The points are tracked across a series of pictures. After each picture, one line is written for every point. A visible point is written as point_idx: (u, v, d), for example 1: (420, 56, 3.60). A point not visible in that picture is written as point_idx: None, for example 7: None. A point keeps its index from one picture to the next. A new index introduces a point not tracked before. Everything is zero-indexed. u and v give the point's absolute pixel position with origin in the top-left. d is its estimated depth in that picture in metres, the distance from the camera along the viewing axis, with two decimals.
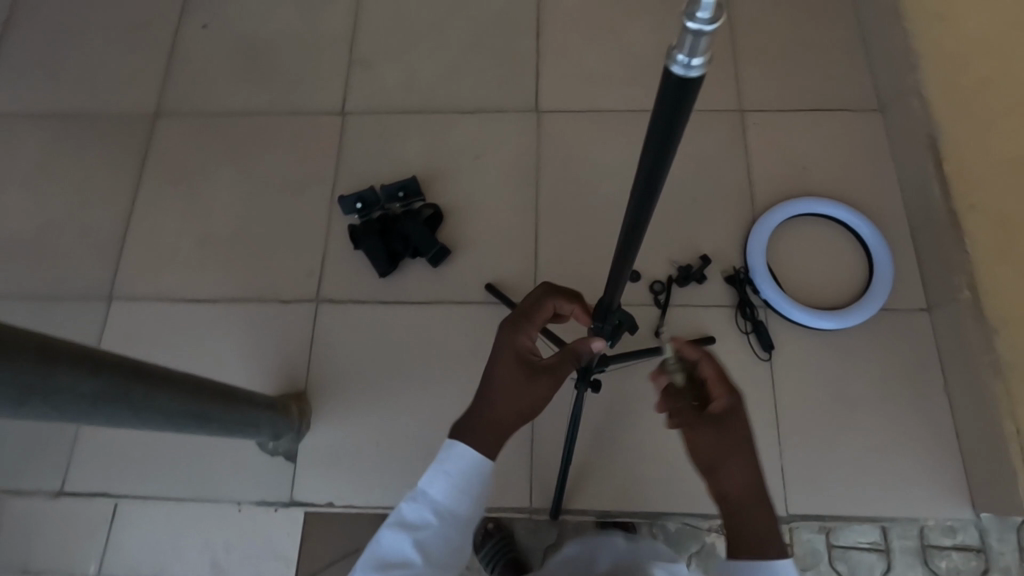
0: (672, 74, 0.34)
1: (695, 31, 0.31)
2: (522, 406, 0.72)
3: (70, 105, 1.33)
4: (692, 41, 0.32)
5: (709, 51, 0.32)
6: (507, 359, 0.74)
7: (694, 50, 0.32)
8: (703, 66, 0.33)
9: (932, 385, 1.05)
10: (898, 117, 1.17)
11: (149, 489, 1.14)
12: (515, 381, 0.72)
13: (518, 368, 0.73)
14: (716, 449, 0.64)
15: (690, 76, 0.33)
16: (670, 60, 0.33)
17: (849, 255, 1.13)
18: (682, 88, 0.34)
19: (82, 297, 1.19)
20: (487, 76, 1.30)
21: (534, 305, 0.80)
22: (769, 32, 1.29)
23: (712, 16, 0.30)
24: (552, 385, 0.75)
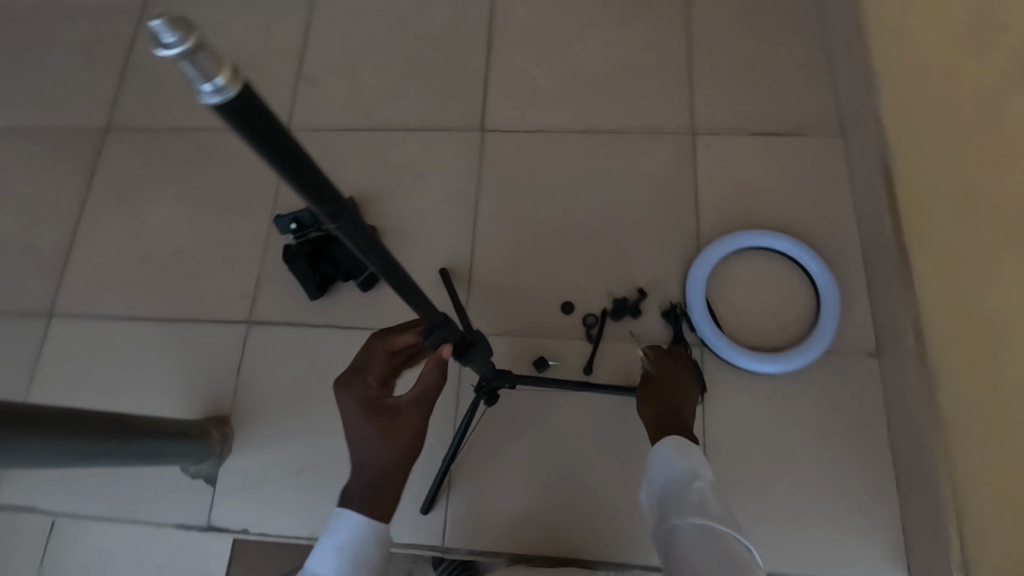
0: (212, 104, 0.32)
1: (181, 60, 0.29)
2: (400, 449, 0.70)
3: (26, 119, 1.34)
4: (194, 67, 0.30)
5: (224, 65, 0.31)
6: (356, 421, 0.72)
7: (206, 74, 0.30)
8: (231, 82, 0.32)
9: (875, 435, 0.99)
10: (858, 144, 1.10)
11: (76, 507, 1.15)
12: (377, 434, 0.70)
13: (374, 420, 0.71)
14: (645, 393, 0.93)
15: (228, 97, 0.32)
16: (198, 94, 0.32)
17: (795, 290, 1.07)
18: (238, 109, 0.33)
19: (27, 314, 1.21)
20: (432, 93, 1.26)
21: (366, 355, 0.76)
22: (731, 47, 1.22)
23: (178, 35, 0.29)
24: (422, 414, 0.73)
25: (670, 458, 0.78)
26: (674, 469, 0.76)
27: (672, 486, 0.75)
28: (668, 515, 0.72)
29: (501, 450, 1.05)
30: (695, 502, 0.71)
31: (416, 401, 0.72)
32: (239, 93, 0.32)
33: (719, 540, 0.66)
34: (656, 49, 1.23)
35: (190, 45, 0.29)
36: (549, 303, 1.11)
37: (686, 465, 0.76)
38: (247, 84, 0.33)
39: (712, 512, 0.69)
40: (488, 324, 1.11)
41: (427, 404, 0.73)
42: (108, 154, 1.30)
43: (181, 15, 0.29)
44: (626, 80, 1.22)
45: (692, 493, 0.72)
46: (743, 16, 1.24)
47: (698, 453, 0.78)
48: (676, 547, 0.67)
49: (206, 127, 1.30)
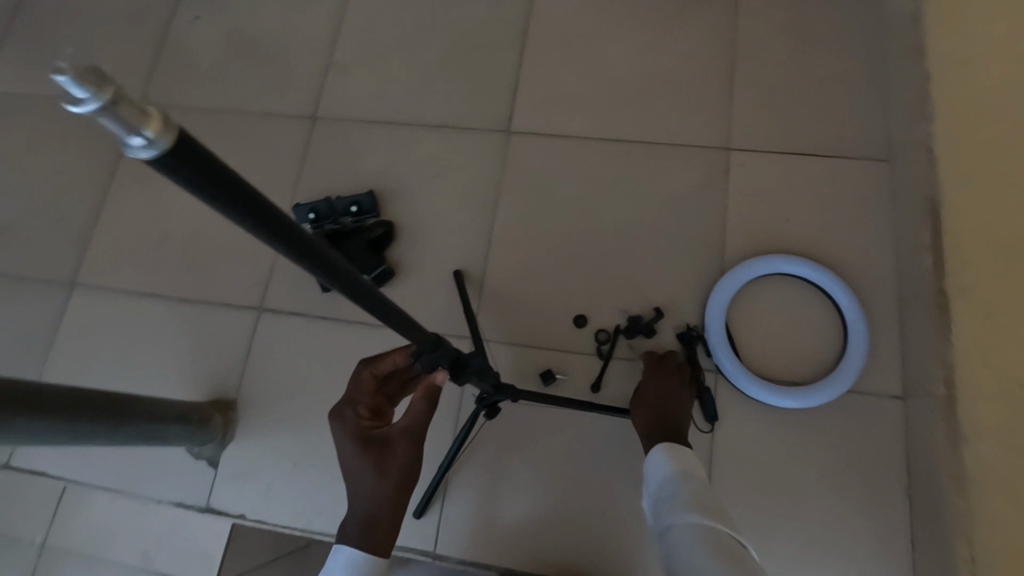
0: (144, 157, 0.31)
1: (100, 114, 0.28)
2: (394, 481, 0.70)
3: (61, 90, 1.36)
4: (117, 122, 0.29)
5: (150, 115, 0.30)
6: (350, 453, 0.73)
7: (131, 127, 0.29)
8: (161, 132, 0.30)
9: (894, 485, 0.93)
10: (904, 174, 1.03)
11: (84, 476, 1.17)
12: (369, 466, 0.71)
13: (366, 451, 0.72)
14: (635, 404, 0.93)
15: (160, 147, 0.31)
16: (126, 148, 0.30)
17: (821, 322, 1.02)
18: (172, 158, 0.31)
19: (49, 282, 1.23)
20: (461, 91, 1.23)
21: (357, 387, 0.79)
22: (775, 61, 1.16)
23: (89, 88, 0.27)
24: (414, 444, 0.73)
25: (662, 462, 0.77)
26: (666, 473, 0.75)
27: (665, 489, 0.73)
28: (662, 517, 0.69)
29: (500, 460, 1.04)
30: (689, 500, 0.69)
31: (407, 431, 0.73)
32: (170, 141, 0.31)
33: (715, 534, 0.64)
34: (696, 59, 1.18)
35: (104, 99, 0.28)
36: (561, 315, 1.08)
37: (678, 468, 0.75)
38: (179, 130, 0.31)
39: (706, 506, 0.67)
40: (497, 332, 1.09)
41: (418, 434, 0.73)
42: None
43: (93, 67, 0.28)
44: (661, 90, 1.17)
45: (685, 491, 0.70)
46: (791, 30, 1.17)
47: (689, 456, 0.77)
48: (673, 547, 0.65)
49: (233, 109, 1.30)
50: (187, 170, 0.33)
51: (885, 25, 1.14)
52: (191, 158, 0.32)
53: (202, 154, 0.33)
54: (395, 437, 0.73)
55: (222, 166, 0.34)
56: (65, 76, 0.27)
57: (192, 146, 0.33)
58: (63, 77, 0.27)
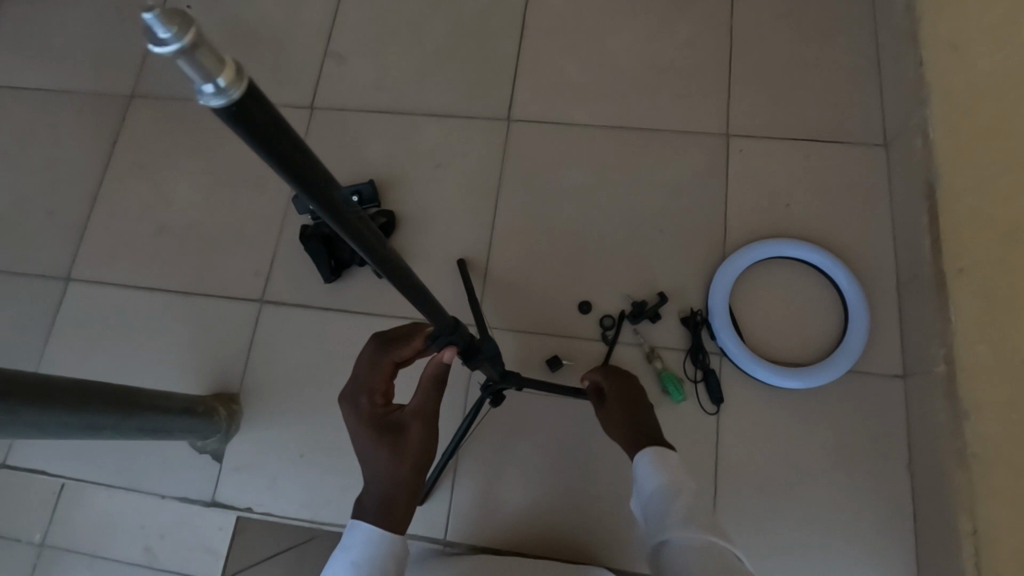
0: (213, 106, 0.30)
1: (178, 57, 0.28)
2: (410, 461, 0.68)
3: (51, 81, 1.34)
4: (194, 65, 0.28)
5: (223, 63, 0.29)
6: (364, 436, 0.70)
7: (206, 74, 0.29)
8: (234, 82, 0.30)
9: (895, 461, 0.96)
10: (901, 157, 1.05)
11: (80, 472, 1.14)
12: (386, 447, 0.69)
13: (382, 433, 0.70)
14: (607, 414, 0.89)
15: (231, 97, 0.30)
16: (197, 92, 0.30)
17: (822, 304, 1.04)
18: (239, 110, 0.31)
19: (43, 276, 1.21)
20: (461, 79, 1.23)
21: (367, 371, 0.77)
22: (773, 47, 1.17)
23: (173, 28, 0.27)
24: (427, 426, 0.71)
25: (648, 475, 0.73)
26: (655, 485, 0.71)
27: (654, 503, 0.70)
28: (655, 534, 0.66)
29: (509, 446, 1.04)
30: (681, 515, 0.65)
31: (421, 413, 0.72)
32: (240, 93, 0.31)
33: (713, 550, 0.60)
34: (695, 47, 1.19)
35: (186, 41, 0.27)
36: (566, 302, 1.09)
37: (668, 479, 0.71)
38: (249, 81, 0.31)
39: (699, 520, 0.64)
40: (502, 319, 1.09)
41: (432, 415, 0.72)
42: (131, 122, 1.29)
43: (178, 8, 0.27)
44: (661, 77, 1.18)
45: (678, 506, 0.67)
46: (788, 17, 1.19)
47: (676, 460, 0.74)
48: (669, 567, 0.61)
49: None
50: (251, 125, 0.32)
51: (879, 12, 1.16)
52: (258, 113, 0.32)
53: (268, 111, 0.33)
54: (410, 420, 0.71)
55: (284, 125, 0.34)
56: (152, 15, 0.26)
57: (259, 102, 0.32)
58: (150, 16, 0.26)
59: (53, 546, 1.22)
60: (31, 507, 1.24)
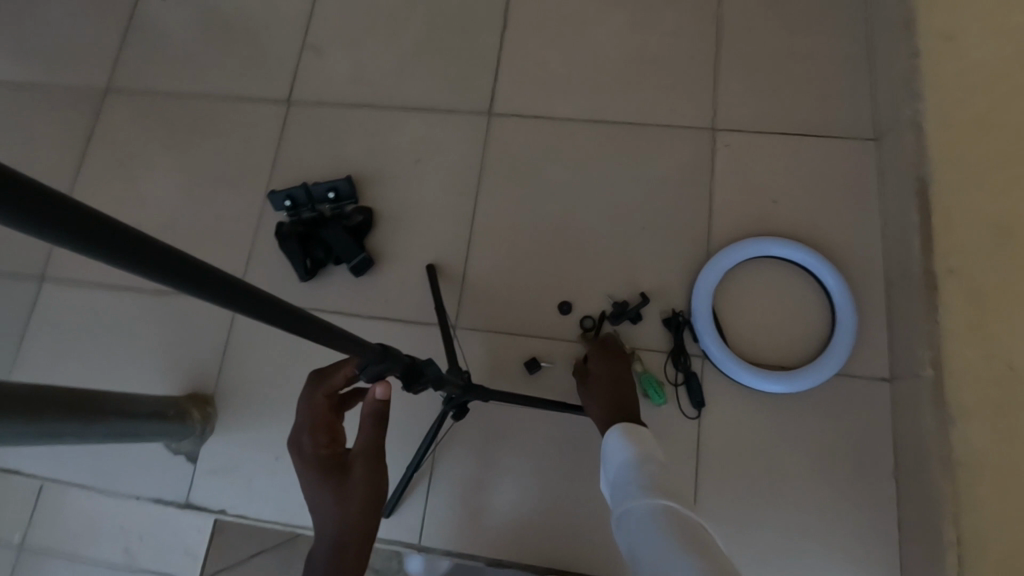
0: None
1: None
2: (358, 509, 0.63)
3: (26, 76, 1.31)
4: None
5: None
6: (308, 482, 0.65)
7: None
8: None
9: (881, 467, 0.93)
10: (892, 151, 1.02)
11: (57, 472, 1.13)
12: (329, 496, 0.64)
13: (326, 481, 0.64)
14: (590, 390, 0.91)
15: None
16: None
17: (808, 305, 1.01)
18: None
19: (18, 275, 1.20)
20: (440, 71, 1.20)
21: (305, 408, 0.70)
22: (762, 37, 1.13)
23: None
24: (375, 465, 0.66)
25: (619, 449, 0.74)
26: (625, 458, 0.72)
27: (622, 473, 0.70)
28: (620, 502, 0.66)
29: (485, 451, 1.02)
30: (646, 482, 0.66)
31: (365, 451, 0.66)
32: None
33: (673, 513, 0.60)
34: (681, 37, 1.15)
35: None
36: (546, 302, 1.06)
37: (637, 451, 0.72)
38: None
39: (661, 486, 0.64)
40: (480, 320, 1.07)
41: (378, 454, 0.66)
42: (106, 117, 1.27)
43: None
44: (646, 70, 1.14)
45: (643, 475, 0.67)
46: (778, 6, 1.14)
47: (648, 436, 0.74)
48: (631, 531, 0.61)
49: (205, 93, 1.26)
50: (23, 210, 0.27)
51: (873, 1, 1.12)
52: (14, 191, 0.26)
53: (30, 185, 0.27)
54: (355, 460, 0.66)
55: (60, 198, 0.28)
56: None
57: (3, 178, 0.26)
58: None
59: (34, 547, 1.22)
60: (10, 509, 1.23)
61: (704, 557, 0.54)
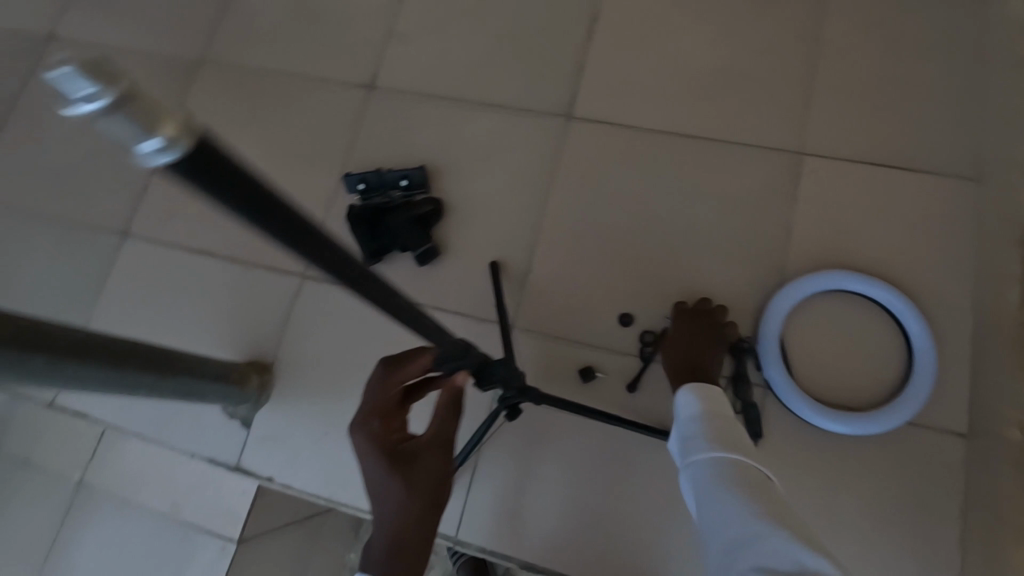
0: (157, 162, 0.28)
1: (102, 115, 0.26)
2: (426, 503, 0.60)
3: (127, 41, 1.38)
4: (119, 122, 0.26)
5: (164, 115, 0.27)
6: (372, 467, 0.62)
7: (146, 127, 0.27)
8: (172, 139, 0.28)
9: (946, 525, 0.88)
10: (994, 195, 0.95)
11: (120, 419, 1.19)
12: (396, 484, 0.60)
13: (394, 467, 0.61)
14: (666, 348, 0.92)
15: (167, 156, 0.28)
16: (137, 152, 0.28)
17: (885, 346, 0.96)
18: (190, 165, 0.29)
19: (103, 230, 1.26)
20: (522, 69, 1.19)
21: (374, 388, 0.66)
22: (861, 61, 1.08)
23: (98, 85, 0.26)
24: (445, 457, 0.64)
25: (689, 406, 0.76)
26: (691, 414, 0.75)
27: (688, 427, 0.74)
28: (687, 452, 0.70)
29: (529, 454, 1.02)
30: (713, 436, 0.69)
31: (436, 442, 0.63)
32: (188, 151, 0.29)
33: (742, 468, 0.64)
34: (775, 54, 1.11)
35: (113, 96, 0.26)
36: (607, 312, 1.05)
37: (704, 408, 0.75)
38: (198, 135, 0.29)
39: (730, 442, 0.68)
40: (538, 322, 1.06)
41: (449, 447, 0.64)
42: (197, 87, 1.32)
43: (96, 63, 0.26)
44: (733, 85, 1.11)
45: (710, 429, 0.71)
46: (883, 30, 1.09)
47: (716, 393, 0.77)
48: (700, 479, 0.65)
49: (291, 72, 1.29)
50: (212, 185, 0.30)
51: (988, 32, 1.05)
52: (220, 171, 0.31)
53: (228, 166, 0.31)
54: (424, 449, 0.63)
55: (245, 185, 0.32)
56: (68, 71, 0.25)
57: (214, 157, 0.30)
58: (69, 76, 0.25)
59: (91, 487, 1.28)
60: (75, 445, 1.30)
61: (764, 502, 0.59)
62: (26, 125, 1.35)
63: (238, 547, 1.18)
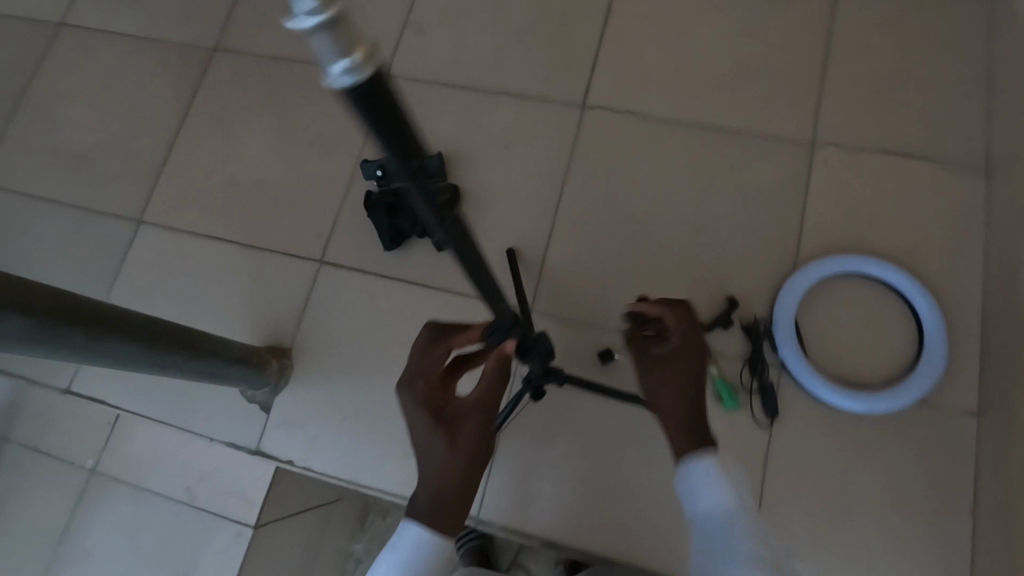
0: (340, 81, 0.44)
1: (319, 38, 0.42)
2: (464, 461, 0.66)
3: (143, 29, 1.38)
4: (328, 49, 0.43)
5: (353, 52, 0.44)
6: (419, 423, 0.68)
7: (340, 58, 0.43)
8: (348, 69, 0.44)
9: (957, 502, 0.91)
10: (1002, 183, 0.98)
11: (135, 406, 1.18)
12: (439, 442, 0.66)
13: (438, 427, 0.67)
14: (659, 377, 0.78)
15: (344, 80, 0.44)
16: (333, 70, 0.44)
17: (896, 328, 0.98)
18: (356, 88, 0.45)
19: (118, 217, 1.26)
20: (538, 59, 1.21)
21: (423, 352, 0.71)
22: (872, 53, 1.11)
23: (323, 21, 0.41)
24: (485, 420, 0.68)
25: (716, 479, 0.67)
26: (716, 504, 0.66)
27: (715, 530, 0.65)
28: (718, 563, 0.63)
29: (550, 434, 1.03)
30: (753, 552, 0.62)
31: (479, 406, 0.68)
32: (354, 80, 0.45)
33: None
34: (788, 46, 1.14)
35: (325, 27, 0.41)
36: (624, 296, 1.07)
37: (730, 495, 0.66)
38: (369, 70, 0.46)
39: (773, 562, 0.63)
40: (557, 306, 1.08)
41: (489, 412, 0.69)
42: (212, 74, 1.33)
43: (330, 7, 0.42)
44: (747, 76, 1.13)
45: (750, 546, 0.63)
46: (892, 23, 1.12)
47: (738, 476, 0.69)
48: None
49: (307, 60, 1.30)
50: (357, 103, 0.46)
51: (995, 26, 1.08)
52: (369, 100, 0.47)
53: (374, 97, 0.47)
54: (467, 412, 0.68)
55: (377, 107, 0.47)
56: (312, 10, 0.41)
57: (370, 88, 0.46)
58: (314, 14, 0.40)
59: (104, 474, 1.27)
60: (85, 431, 1.30)
61: None
62: (41, 111, 1.36)
63: (255, 532, 1.20)
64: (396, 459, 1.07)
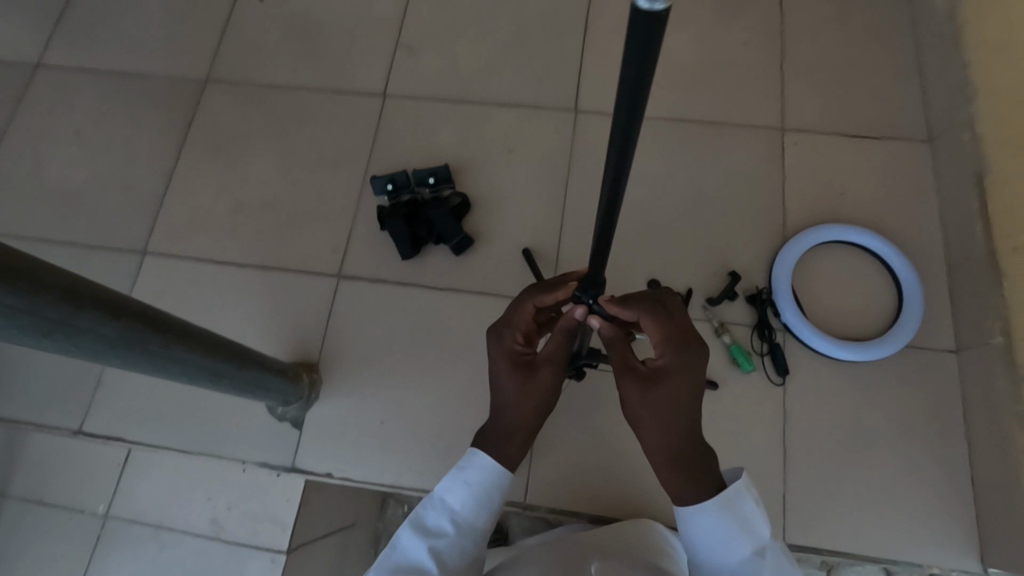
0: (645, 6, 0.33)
1: None
2: (534, 403, 0.77)
3: (128, 65, 1.39)
4: None
5: None
6: (501, 368, 0.78)
7: None
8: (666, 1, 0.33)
9: (953, 429, 1.02)
10: (948, 150, 1.13)
11: (161, 440, 1.16)
12: (516, 383, 0.77)
13: (516, 371, 0.77)
14: (647, 405, 0.71)
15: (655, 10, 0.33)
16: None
17: (877, 286, 1.11)
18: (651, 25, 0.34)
19: (120, 250, 1.25)
20: (528, 72, 1.30)
21: (514, 306, 0.80)
22: (822, 50, 1.26)
23: None
24: (556, 370, 0.79)
25: (736, 529, 0.66)
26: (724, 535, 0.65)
27: (725, 550, 0.65)
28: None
29: (587, 413, 1.06)
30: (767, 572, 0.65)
31: (551, 357, 0.78)
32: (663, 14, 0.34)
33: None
34: (750, 47, 1.27)
35: None
36: (636, 280, 1.14)
37: (739, 522, 0.66)
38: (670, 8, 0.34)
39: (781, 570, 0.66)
40: None
41: (562, 363, 0.79)
42: (206, 105, 1.34)
43: None
44: (718, 75, 1.26)
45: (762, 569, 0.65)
46: (836, 23, 1.28)
47: (748, 501, 0.67)
48: None
49: (302, 86, 1.34)
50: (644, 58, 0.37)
51: (920, 20, 1.25)
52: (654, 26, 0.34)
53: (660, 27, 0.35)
54: (542, 362, 0.78)
55: (653, 69, 0.38)
56: None
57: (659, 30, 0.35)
58: None
59: (117, 518, 1.21)
60: (95, 475, 1.23)
61: None
62: (25, 152, 1.33)
63: (288, 557, 1.16)
64: (435, 457, 1.09)
